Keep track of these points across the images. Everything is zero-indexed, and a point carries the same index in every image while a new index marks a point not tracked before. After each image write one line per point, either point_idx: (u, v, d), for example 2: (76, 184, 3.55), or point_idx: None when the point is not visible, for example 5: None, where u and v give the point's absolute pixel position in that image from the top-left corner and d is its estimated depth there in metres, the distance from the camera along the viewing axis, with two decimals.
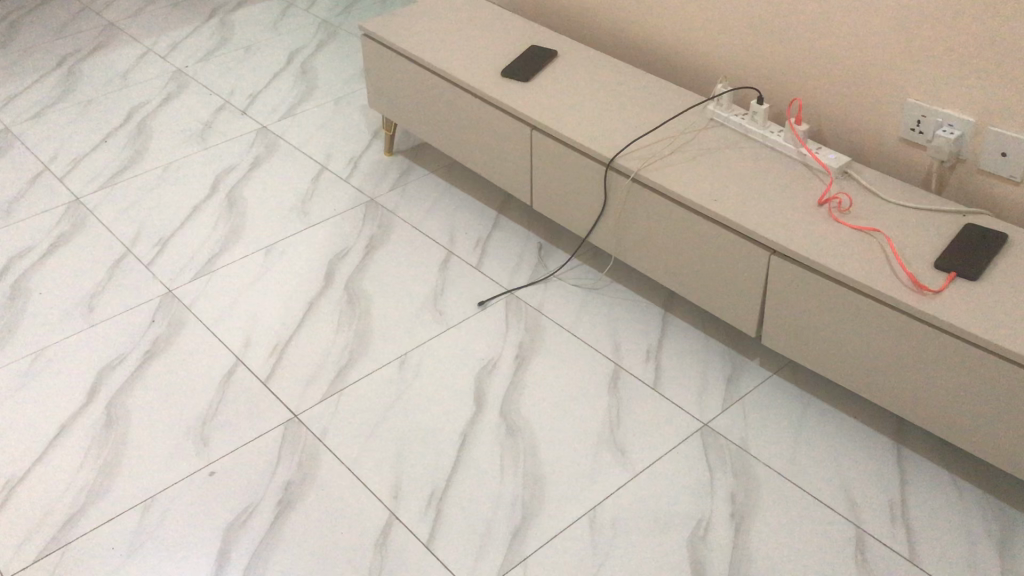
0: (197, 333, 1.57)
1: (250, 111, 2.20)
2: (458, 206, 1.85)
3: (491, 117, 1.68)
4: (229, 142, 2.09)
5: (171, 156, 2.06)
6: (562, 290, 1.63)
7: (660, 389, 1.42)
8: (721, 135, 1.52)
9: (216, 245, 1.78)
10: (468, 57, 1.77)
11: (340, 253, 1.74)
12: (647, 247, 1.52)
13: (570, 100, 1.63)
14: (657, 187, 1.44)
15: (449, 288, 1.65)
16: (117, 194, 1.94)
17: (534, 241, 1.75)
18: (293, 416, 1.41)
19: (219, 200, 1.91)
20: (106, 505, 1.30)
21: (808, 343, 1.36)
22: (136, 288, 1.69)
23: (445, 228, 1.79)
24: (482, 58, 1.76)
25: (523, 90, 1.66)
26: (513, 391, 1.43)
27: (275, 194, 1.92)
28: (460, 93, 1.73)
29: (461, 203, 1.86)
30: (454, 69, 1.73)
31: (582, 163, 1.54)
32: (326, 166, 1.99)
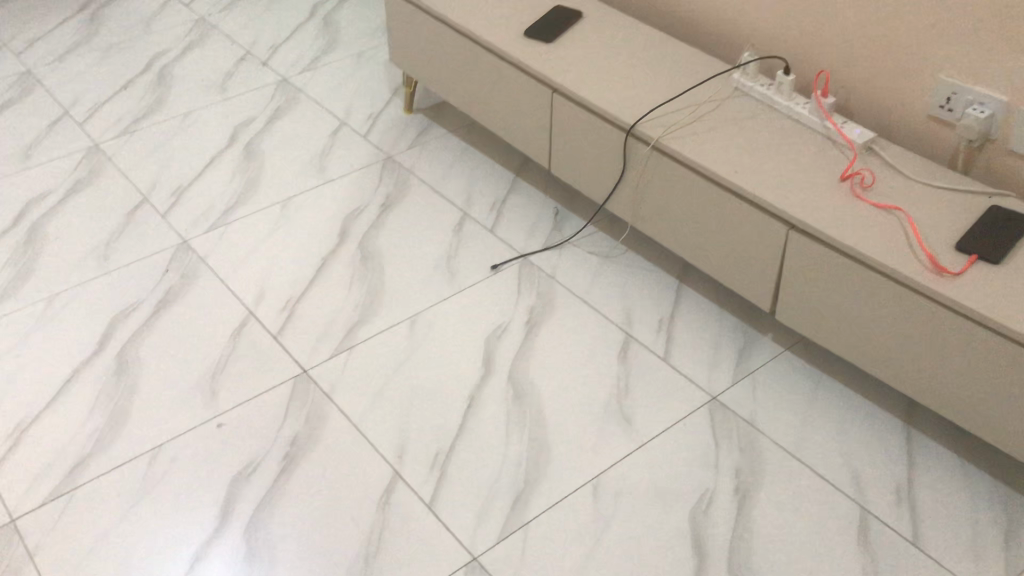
0: (210, 286, 1.58)
1: (271, 63, 2.19)
2: (476, 167, 1.84)
3: (512, 77, 1.66)
4: (248, 94, 2.08)
5: (190, 105, 2.05)
6: (577, 256, 1.62)
7: (670, 360, 1.42)
8: (746, 105, 1.49)
9: (232, 199, 1.78)
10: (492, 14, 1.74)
11: (355, 211, 1.74)
12: (665, 216, 1.50)
13: (594, 63, 1.60)
14: (679, 156, 1.42)
15: (462, 251, 1.65)
16: (136, 141, 1.94)
17: (551, 205, 1.73)
18: (302, 371, 1.42)
19: (237, 152, 1.91)
20: (115, 451, 1.31)
21: (823, 320, 1.35)
22: (150, 238, 1.69)
23: (461, 190, 1.79)
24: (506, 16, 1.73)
25: (547, 51, 1.64)
26: (522, 356, 1.43)
27: (292, 148, 1.91)
28: (481, 51, 1.70)
29: (479, 165, 1.84)
30: (478, 26, 1.71)
31: (603, 128, 1.52)
32: (344, 121, 1.98)
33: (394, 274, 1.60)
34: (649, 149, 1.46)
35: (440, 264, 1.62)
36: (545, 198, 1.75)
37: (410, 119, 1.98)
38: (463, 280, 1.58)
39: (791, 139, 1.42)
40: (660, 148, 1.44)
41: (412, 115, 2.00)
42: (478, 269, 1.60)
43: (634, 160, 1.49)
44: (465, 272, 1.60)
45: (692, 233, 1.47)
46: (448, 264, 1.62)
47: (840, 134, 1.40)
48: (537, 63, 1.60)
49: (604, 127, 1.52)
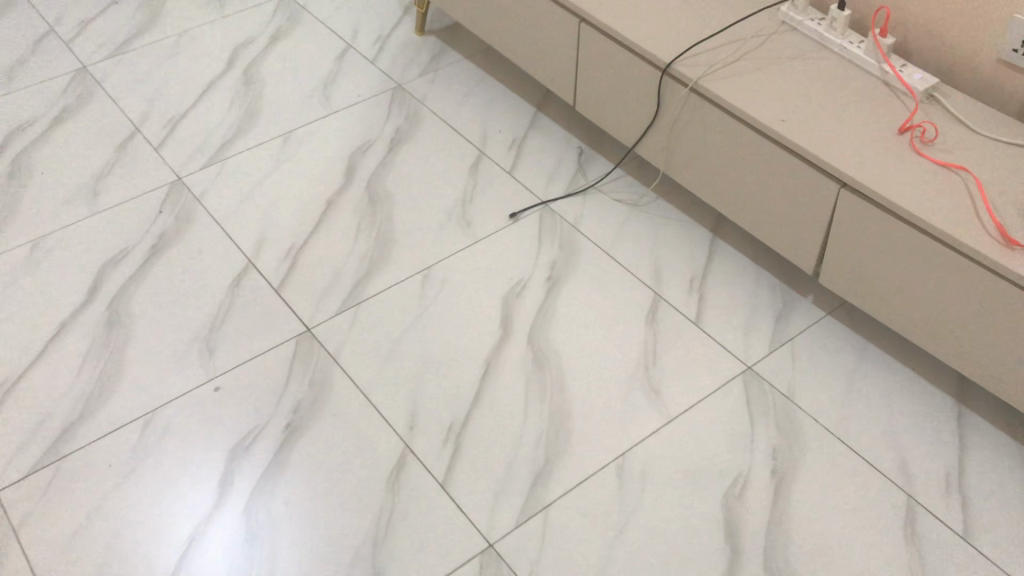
0: (207, 231, 1.47)
1: None
2: (493, 98, 1.70)
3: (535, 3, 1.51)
4: (248, 12, 1.93)
5: (185, 23, 1.90)
6: (601, 205, 1.51)
7: (702, 325, 1.32)
8: (795, 42, 1.34)
9: (231, 130, 1.65)
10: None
11: (363, 147, 1.61)
12: (700, 165, 1.37)
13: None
14: (720, 100, 1.28)
15: (478, 196, 1.54)
16: (127, 64, 1.80)
17: (574, 144, 1.61)
18: (306, 330, 1.32)
19: (236, 77, 1.77)
20: (106, 416, 1.22)
21: (871, 287, 1.24)
22: (143, 174, 1.58)
23: (478, 126, 1.66)
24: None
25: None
26: (542, 317, 1.33)
27: (295, 74, 1.77)
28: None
29: (497, 96, 1.71)
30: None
31: (636, 65, 1.38)
32: (351, 44, 1.83)
33: (405, 220, 1.49)
34: (686, 92, 1.32)
35: (453, 209, 1.51)
36: (567, 136, 1.63)
37: (421, 43, 1.83)
38: (478, 230, 1.48)
39: (844, 83, 1.28)
40: (698, 91, 1.30)
41: (423, 37, 1.85)
42: (492, 216, 1.50)
43: (669, 102, 1.36)
44: (480, 221, 1.49)
45: (729, 185, 1.35)
46: (461, 210, 1.51)
47: (899, 79, 1.26)
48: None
49: (638, 65, 1.38)
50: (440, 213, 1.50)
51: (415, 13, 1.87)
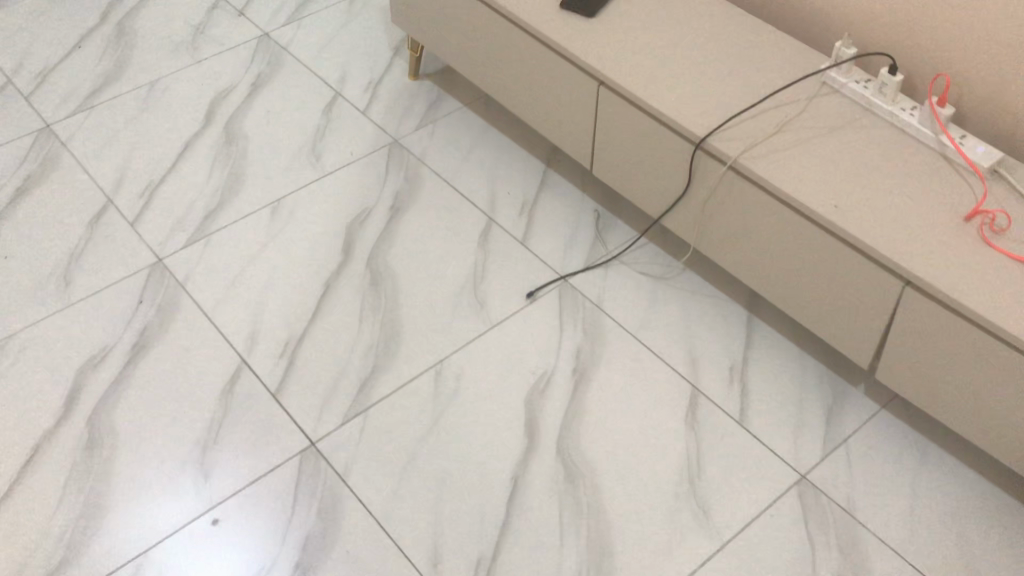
0: (194, 325, 1.34)
1: (247, 12, 1.86)
2: (497, 155, 1.57)
3: (547, 60, 1.37)
4: (224, 54, 1.77)
5: (157, 71, 1.75)
6: (626, 278, 1.37)
7: (747, 425, 1.20)
8: (840, 108, 1.21)
9: (214, 199, 1.51)
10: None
11: (360, 217, 1.48)
12: (738, 244, 1.25)
13: (648, 46, 1.31)
14: (762, 180, 1.15)
15: (491, 269, 1.39)
16: (96, 122, 1.65)
17: (590, 208, 1.47)
18: (309, 445, 1.20)
19: (216, 134, 1.62)
20: (92, 559, 1.09)
21: (935, 387, 1.12)
22: (120, 255, 1.43)
23: (484, 186, 1.52)
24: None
25: (590, 29, 1.34)
26: (572, 421, 1.20)
27: (281, 128, 1.63)
28: (506, 25, 1.40)
29: (502, 152, 1.57)
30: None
31: (664, 135, 1.25)
32: (339, 92, 1.69)
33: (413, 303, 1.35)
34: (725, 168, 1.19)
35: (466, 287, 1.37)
36: (582, 198, 1.49)
37: (415, 89, 1.69)
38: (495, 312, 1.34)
39: (898, 157, 1.16)
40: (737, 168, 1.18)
41: (417, 81, 1.71)
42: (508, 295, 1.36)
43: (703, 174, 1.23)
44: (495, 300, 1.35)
45: (770, 267, 1.22)
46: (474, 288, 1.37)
47: (960, 154, 1.14)
48: (580, 48, 1.31)
49: (668, 135, 1.24)
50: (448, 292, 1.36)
51: (407, 54, 1.73)
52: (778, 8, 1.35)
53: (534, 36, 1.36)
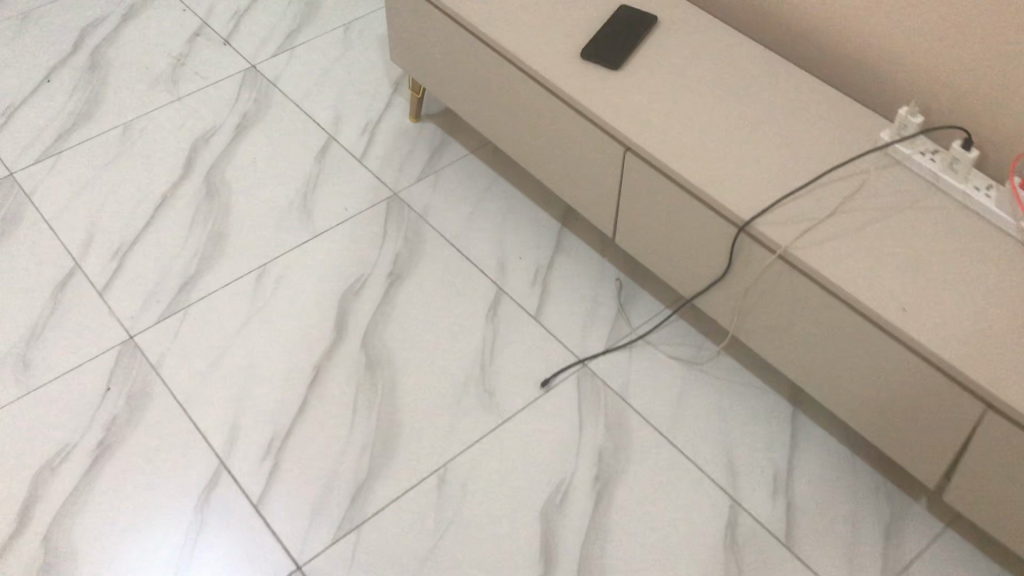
0: (168, 417, 1.19)
1: (233, 40, 1.70)
2: (507, 211, 1.41)
3: (564, 118, 1.21)
4: (207, 90, 1.61)
5: (133, 109, 1.59)
6: (652, 363, 1.22)
7: (794, 548, 1.05)
8: (904, 183, 1.06)
9: (193, 264, 1.36)
10: (528, 17, 1.27)
11: (354, 286, 1.32)
12: (785, 338, 1.09)
13: (682, 105, 1.15)
14: (817, 274, 0.99)
15: (500, 351, 1.24)
16: (64, 170, 1.49)
17: (610, 277, 1.32)
18: (295, 569, 1.05)
19: (196, 184, 1.47)
20: None
21: (1016, 519, 0.97)
22: (86, 331, 1.28)
23: (493, 250, 1.37)
24: (548, 21, 1.26)
25: (615, 84, 1.18)
26: (593, 542, 1.06)
27: (268, 178, 1.47)
28: (519, 76, 1.24)
29: (512, 209, 1.42)
30: (513, 37, 1.24)
31: (700, 212, 1.09)
32: (333, 136, 1.53)
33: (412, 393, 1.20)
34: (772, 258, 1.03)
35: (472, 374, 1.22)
36: (601, 265, 1.34)
37: (417, 133, 1.53)
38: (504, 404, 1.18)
39: (977, 248, 1.00)
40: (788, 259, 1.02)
41: (418, 123, 1.55)
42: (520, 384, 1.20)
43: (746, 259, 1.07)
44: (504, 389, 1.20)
45: (821, 367, 1.07)
46: (482, 376, 1.21)
47: None
48: (604, 108, 1.15)
49: (704, 212, 1.09)
50: (452, 380, 1.21)
51: (407, 93, 1.57)
52: (828, 59, 1.18)
53: (551, 92, 1.19)
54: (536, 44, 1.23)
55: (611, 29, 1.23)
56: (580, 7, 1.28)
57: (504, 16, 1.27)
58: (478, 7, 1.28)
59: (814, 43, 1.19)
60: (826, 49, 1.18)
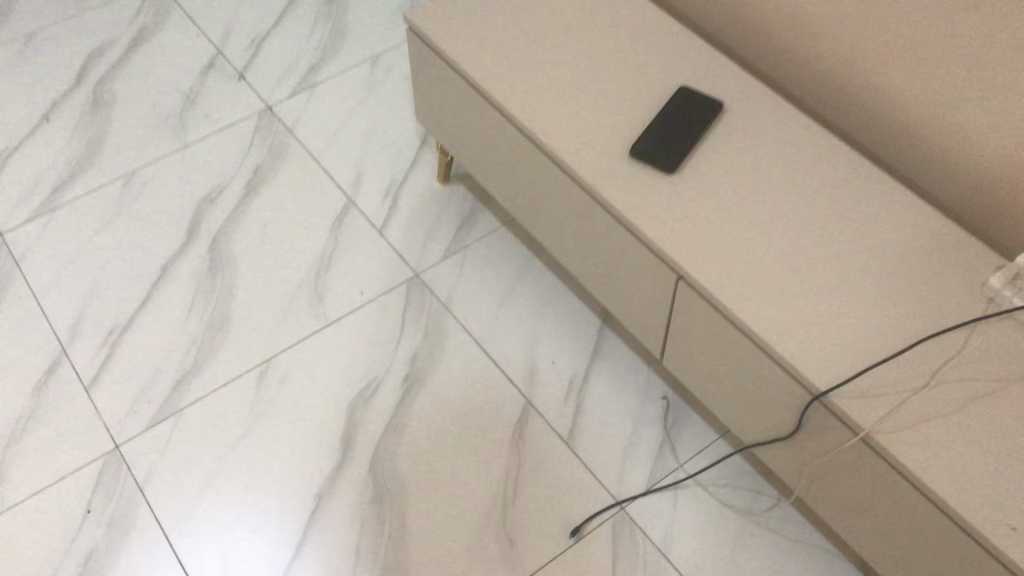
0: (151, 552, 1.06)
1: (247, 74, 1.54)
2: (540, 301, 1.24)
3: (608, 227, 1.03)
4: (216, 136, 1.45)
5: (135, 158, 1.44)
6: (700, 509, 1.06)
7: None
8: (1014, 345, 0.87)
9: (190, 356, 1.22)
10: (569, 100, 1.09)
11: (366, 392, 1.17)
12: (861, 516, 0.92)
13: (749, 225, 0.97)
14: (907, 470, 0.81)
15: (526, 485, 1.09)
16: (57, 234, 1.35)
17: (654, 393, 1.15)
18: None
19: (199, 256, 1.32)
20: None
21: None
22: (69, 436, 1.15)
23: (524, 351, 1.20)
24: (593, 106, 1.08)
25: (670, 193, 1.00)
26: None
27: (278, 250, 1.32)
28: (558, 171, 1.06)
29: (545, 298, 1.25)
30: (552, 128, 1.06)
31: (765, 364, 0.91)
32: (352, 199, 1.37)
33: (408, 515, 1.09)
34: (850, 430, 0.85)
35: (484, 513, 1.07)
36: (644, 376, 1.17)
37: (444, 198, 1.36)
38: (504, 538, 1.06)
39: None
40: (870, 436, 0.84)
41: (447, 185, 1.38)
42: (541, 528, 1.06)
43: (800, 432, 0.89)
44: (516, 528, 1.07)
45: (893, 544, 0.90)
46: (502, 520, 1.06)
47: None
48: (657, 227, 0.97)
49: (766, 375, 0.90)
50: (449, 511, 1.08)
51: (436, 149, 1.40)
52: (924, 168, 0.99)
53: (595, 198, 1.02)
54: (578, 138, 1.05)
55: (666, 120, 1.05)
56: (630, 88, 1.09)
57: (542, 98, 1.09)
58: (512, 87, 1.10)
59: (911, 149, 0.99)
60: (925, 158, 0.98)
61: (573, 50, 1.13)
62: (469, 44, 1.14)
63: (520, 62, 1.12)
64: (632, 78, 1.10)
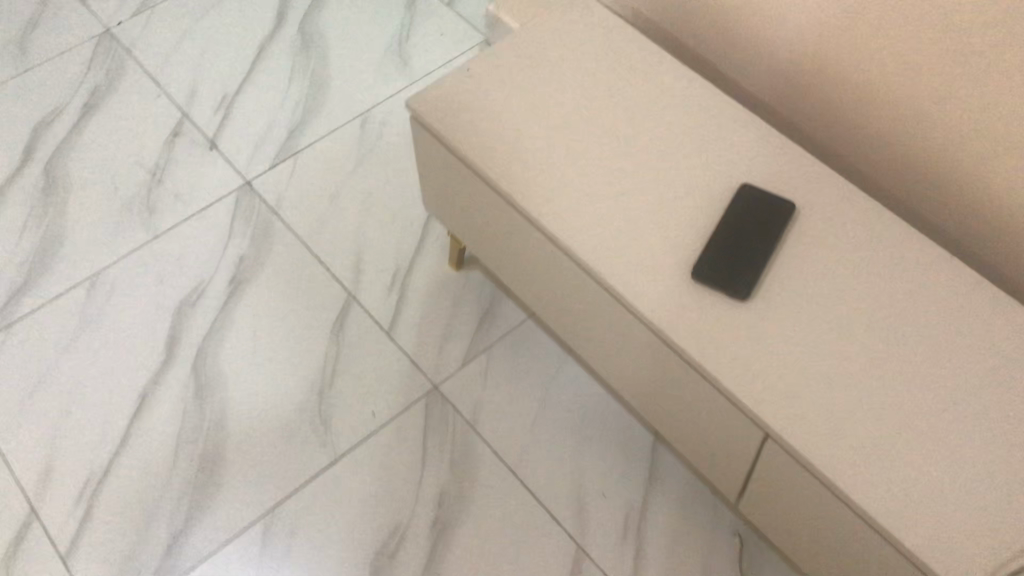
0: None
1: (220, 143, 1.34)
2: (582, 417, 1.08)
3: (671, 363, 0.86)
4: (191, 223, 1.26)
5: (99, 256, 1.24)
6: None
7: None
8: None
9: (181, 506, 1.04)
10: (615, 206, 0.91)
11: (391, 544, 1.01)
12: None
13: (851, 366, 0.80)
14: None
15: None
16: (14, 357, 1.16)
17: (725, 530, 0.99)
18: None
19: (183, 376, 1.13)
20: None
21: None
22: None
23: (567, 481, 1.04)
24: (643, 212, 0.90)
25: (750, 327, 0.82)
26: None
27: (273, 363, 1.14)
28: (604, 294, 0.89)
29: (587, 413, 1.08)
30: (600, 245, 0.88)
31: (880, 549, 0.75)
32: (353, 293, 1.19)
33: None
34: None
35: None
36: (710, 510, 1.01)
37: (460, 288, 1.18)
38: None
39: None
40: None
41: (461, 269, 1.20)
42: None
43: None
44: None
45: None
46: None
47: None
48: (741, 376, 0.80)
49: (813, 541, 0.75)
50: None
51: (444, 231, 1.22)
52: None
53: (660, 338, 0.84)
54: (632, 258, 0.87)
55: (732, 230, 0.87)
56: (685, 185, 0.91)
57: (582, 205, 0.91)
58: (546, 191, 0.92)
59: None
60: None
61: (612, 136, 0.95)
62: (488, 135, 0.96)
63: (551, 156, 0.94)
64: (686, 171, 0.92)
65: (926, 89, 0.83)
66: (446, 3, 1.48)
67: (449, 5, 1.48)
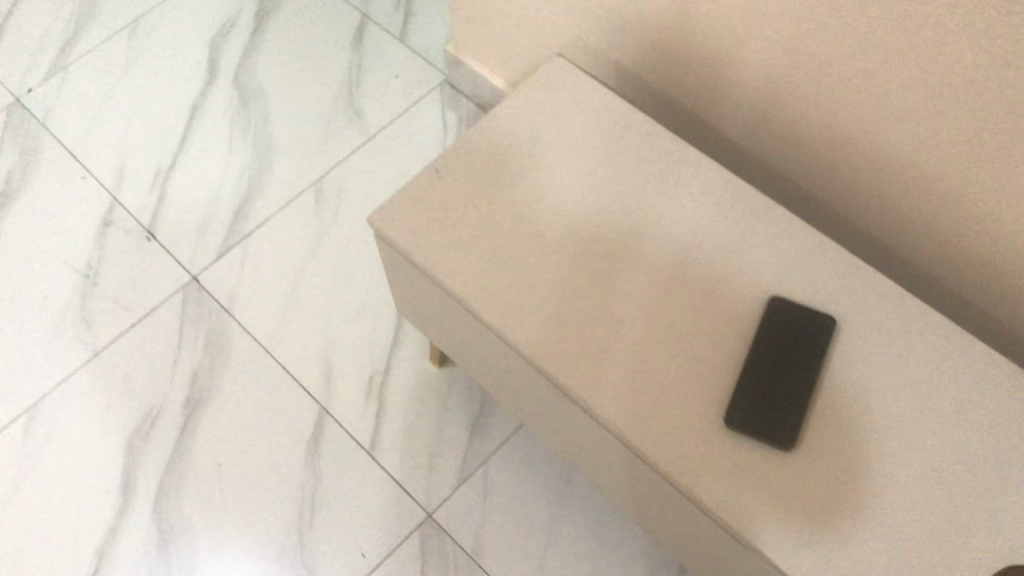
0: None
1: (159, 232, 1.18)
2: (597, 540, 0.96)
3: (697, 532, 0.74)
4: (135, 334, 1.11)
5: (32, 384, 1.09)
6: None
7: None
8: None
9: None
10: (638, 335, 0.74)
11: None
12: None
13: (949, 529, 0.64)
14: None
15: None
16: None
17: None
18: None
19: (145, 525, 1.00)
20: None
21: None
22: None
23: None
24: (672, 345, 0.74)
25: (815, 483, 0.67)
26: None
27: (244, 501, 1.01)
28: (613, 446, 0.75)
29: (602, 533, 0.96)
30: (630, 398, 0.71)
31: None
32: (326, 408, 1.05)
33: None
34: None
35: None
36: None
37: (446, 391, 1.05)
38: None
39: None
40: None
41: (444, 366, 1.07)
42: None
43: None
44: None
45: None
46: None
47: None
48: (826, 557, 0.63)
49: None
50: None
51: (417, 339, 1.08)
52: None
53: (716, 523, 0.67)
54: (673, 411, 0.70)
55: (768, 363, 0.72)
56: (716, 306, 0.76)
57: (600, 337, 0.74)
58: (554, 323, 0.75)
59: None
60: None
61: (614, 240, 0.79)
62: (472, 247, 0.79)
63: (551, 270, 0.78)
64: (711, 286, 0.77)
65: (997, 184, 0.69)
66: (396, 38, 1.32)
67: (400, 40, 1.31)
